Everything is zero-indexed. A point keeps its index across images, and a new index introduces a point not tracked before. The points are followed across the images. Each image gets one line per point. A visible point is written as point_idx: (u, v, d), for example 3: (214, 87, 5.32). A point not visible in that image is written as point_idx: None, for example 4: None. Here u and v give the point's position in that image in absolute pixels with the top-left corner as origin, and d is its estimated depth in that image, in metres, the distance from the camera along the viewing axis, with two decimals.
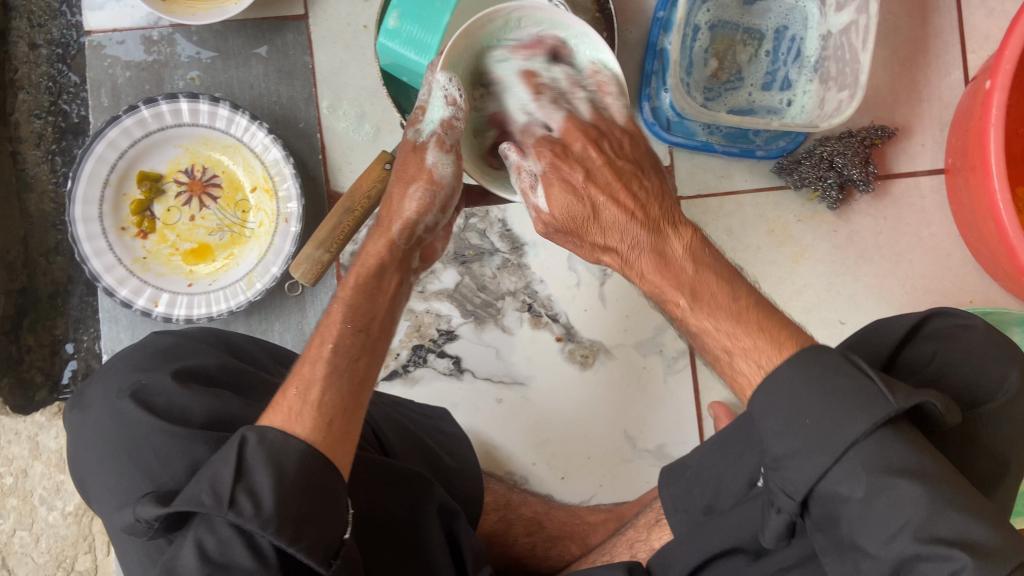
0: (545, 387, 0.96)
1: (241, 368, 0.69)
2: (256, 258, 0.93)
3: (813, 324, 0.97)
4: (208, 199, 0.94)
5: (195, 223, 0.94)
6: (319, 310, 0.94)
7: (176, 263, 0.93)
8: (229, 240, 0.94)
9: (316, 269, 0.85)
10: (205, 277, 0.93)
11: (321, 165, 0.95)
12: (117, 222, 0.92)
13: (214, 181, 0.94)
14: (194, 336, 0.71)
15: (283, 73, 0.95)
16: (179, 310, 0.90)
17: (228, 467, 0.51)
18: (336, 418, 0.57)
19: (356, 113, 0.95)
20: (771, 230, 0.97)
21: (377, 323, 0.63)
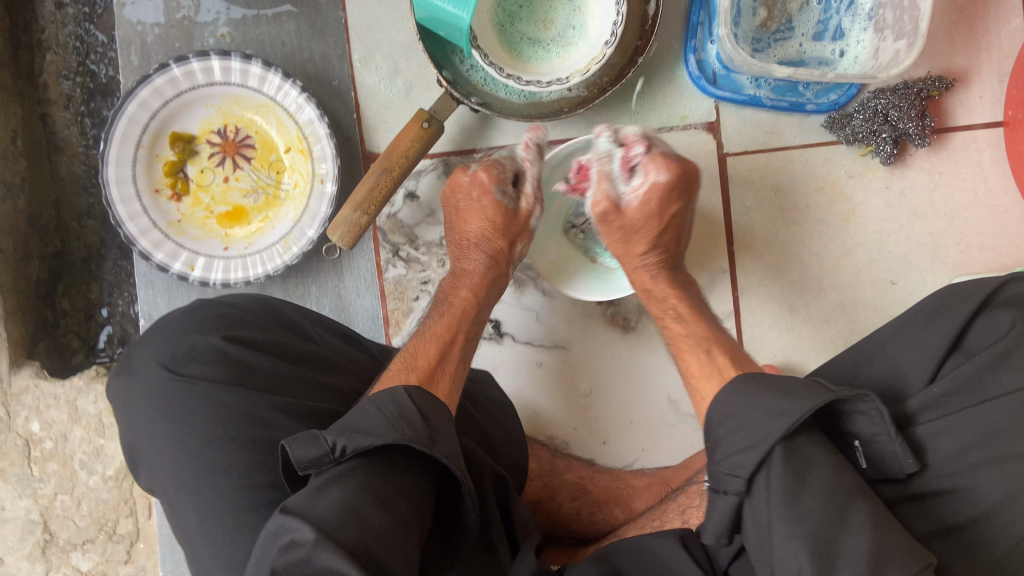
0: (587, 350, 0.94)
1: (284, 334, 0.67)
2: (292, 221, 0.91)
3: (863, 285, 0.94)
4: (242, 160, 0.91)
5: (229, 184, 0.92)
6: (357, 274, 0.93)
7: (211, 226, 0.91)
8: (264, 202, 0.92)
9: (352, 233, 0.83)
10: (241, 241, 0.91)
11: (355, 124, 0.93)
12: (151, 185, 0.90)
13: (248, 141, 0.92)
14: (236, 302, 0.70)
15: (314, 29, 0.92)
16: (216, 275, 0.89)
17: (386, 416, 0.57)
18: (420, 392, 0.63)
19: (389, 68, 0.92)
20: (821, 187, 0.94)
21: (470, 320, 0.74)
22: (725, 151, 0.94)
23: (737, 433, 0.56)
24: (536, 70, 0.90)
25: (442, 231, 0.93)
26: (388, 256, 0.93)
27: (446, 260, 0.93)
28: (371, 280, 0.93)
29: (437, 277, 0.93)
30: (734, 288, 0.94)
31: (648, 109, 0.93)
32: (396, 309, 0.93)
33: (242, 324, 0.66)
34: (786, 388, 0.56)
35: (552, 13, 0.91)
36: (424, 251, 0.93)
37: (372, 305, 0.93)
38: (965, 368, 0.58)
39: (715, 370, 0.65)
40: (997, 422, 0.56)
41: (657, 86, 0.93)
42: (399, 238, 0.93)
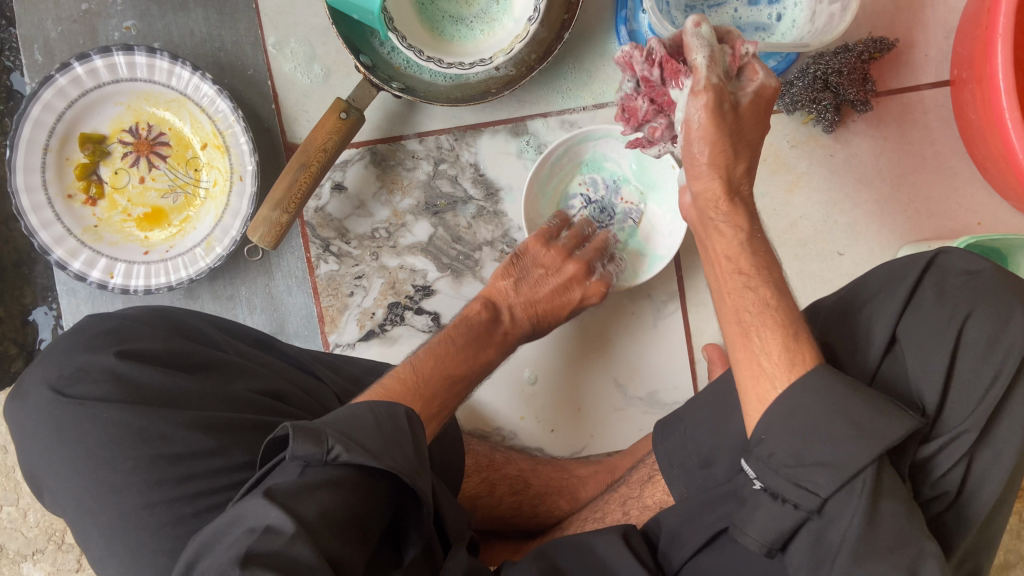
0: (529, 338, 0.91)
1: (192, 352, 0.64)
2: (213, 220, 0.87)
3: (809, 257, 0.91)
4: (157, 159, 0.88)
5: (146, 185, 0.88)
6: (287, 271, 0.90)
7: (130, 230, 0.88)
8: (183, 202, 0.88)
9: (274, 233, 0.80)
10: (162, 243, 0.88)
11: (275, 115, 0.89)
12: (64, 190, 0.86)
13: (162, 139, 0.88)
14: (139, 319, 0.67)
15: (224, 16, 0.87)
16: (136, 281, 0.86)
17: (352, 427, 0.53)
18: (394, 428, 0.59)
19: (306, 53, 0.88)
20: (763, 158, 0.90)
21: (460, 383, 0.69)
22: None
23: (803, 444, 0.55)
24: (460, 50, 0.85)
25: (373, 222, 0.90)
26: (318, 252, 0.89)
27: (379, 253, 0.90)
28: (302, 277, 0.90)
29: (371, 271, 0.90)
30: (678, 267, 0.91)
31: (581, 85, 0.90)
32: (331, 305, 0.90)
33: (142, 344, 0.63)
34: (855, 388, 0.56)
35: None
36: (356, 244, 0.90)
37: (305, 303, 0.90)
38: (909, 363, 0.60)
39: (794, 360, 0.58)
40: (957, 414, 0.58)
41: (589, 59, 0.89)
42: (328, 233, 0.89)
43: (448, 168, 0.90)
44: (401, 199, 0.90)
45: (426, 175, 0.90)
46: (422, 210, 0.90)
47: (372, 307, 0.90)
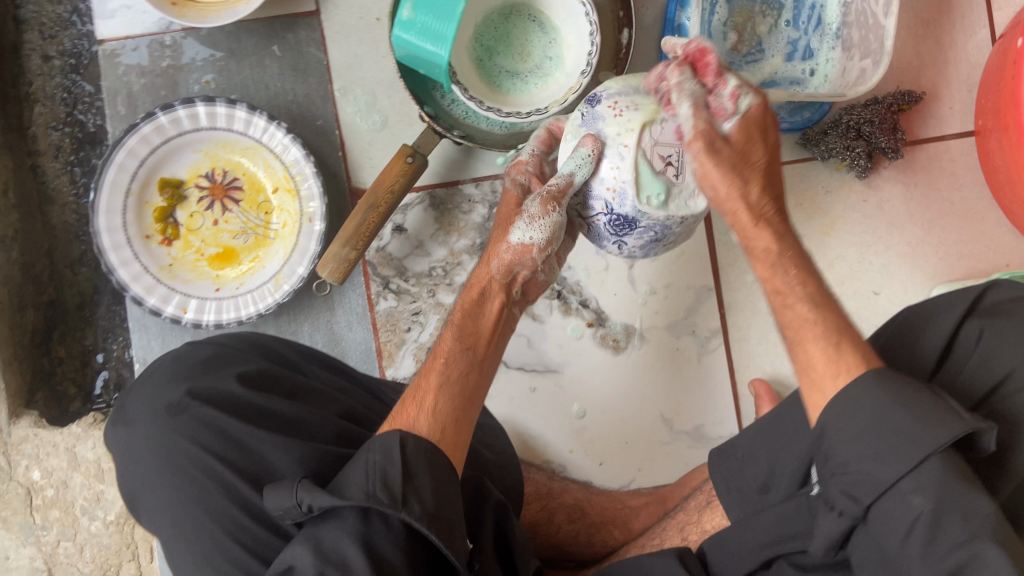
0: (580, 372, 0.95)
1: (278, 372, 0.67)
2: (282, 260, 0.92)
3: (847, 297, 0.95)
4: (230, 202, 0.93)
5: (219, 226, 0.93)
6: (348, 308, 0.94)
7: (203, 269, 0.93)
8: (253, 242, 0.93)
9: (342, 268, 0.84)
10: (233, 280, 0.93)
11: (341, 161, 0.94)
12: (142, 229, 0.92)
13: (235, 184, 0.93)
14: (226, 345, 0.70)
15: (297, 71, 0.94)
16: (208, 316, 0.90)
17: (396, 466, 0.53)
18: (450, 425, 0.59)
19: (367, 100, 0.94)
20: (800, 204, 0.95)
21: (483, 344, 0.66)
22: None
23: (865, 445, 0.51)
24: (516, 102, 0.91)
25: (430, 261, 0.94)
26: (378, 289, 0.94)
27: (436, 290, 0.94)
28: (363, 313, 0.94)
29: (427, 308, 0.94)
30: (720, 305, 0.95)
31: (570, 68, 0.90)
32: (389, 340, 0.94)
33: (237, 365, 0.66)
34: (906, 398, 0.51)
35: (527, 46, 0.93)
36: (414, 282, 0.94)
37: (365, 338, 0.94)
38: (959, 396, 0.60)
39: (841, 366, 0.55)
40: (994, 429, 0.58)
41: None
42: (389, 271, 0.94)
43: None
44: (458, 240, 0.95)
45: (481, 218, 0.95)
46: (477, 250, 0.94)
47: (428, 342, 0.94)
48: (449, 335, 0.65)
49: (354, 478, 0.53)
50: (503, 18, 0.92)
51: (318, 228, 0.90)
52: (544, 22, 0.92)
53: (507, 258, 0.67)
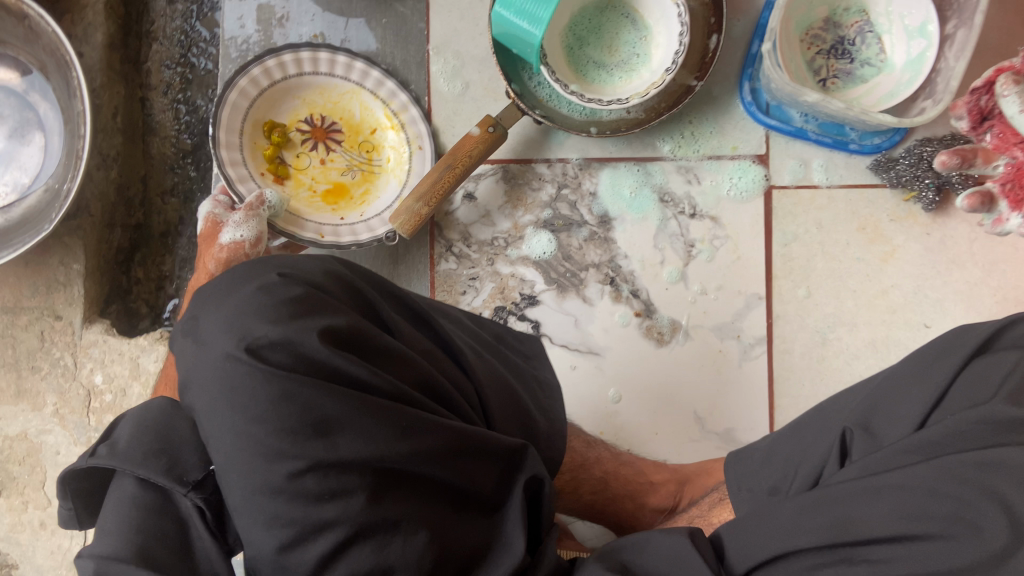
0: (620, 359, 0.97)
1: (371, 295, 0.59)
2: (397, 188, 0.98)
3: (896, 325, 0.96)
4: (333, 144, 0.99)
5: (326, 165, 0.99)
6: (411, 264, 0.99)
7: (319, 204, 0.98)
8: (362, 177, 0.99)
9: (413, 221, 0.88)
10: (352, 212, 0.98)
11: (426, 126, 1.00)
12: (258, 169, 0.96)
13: (335, 127, 1.00)
14: (323, 261, 0.61)
15: (399, 37, 1.00)
16: (346, 237, 0.94)
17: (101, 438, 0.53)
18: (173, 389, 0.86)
19: (456, 68, 0.99)
20: (862, 227, 0.97)
21: None
22: (772, 183, 0.97)
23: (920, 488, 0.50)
24: (600, 91, 0.95)
25: (495, 231, 0.99)
26: (442, 250, 0.99)
27: (495, 259, 0.99)
28: (423, 271, 0.99)
29: (485, 274, 0.98)
30: (769, 314, 0.97)
31: (644, 61, 0.96)
32: (444, 300, 0.99)
33: (305, 267, 0.58)
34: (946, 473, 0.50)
35: (617, 40, 0.96)
36: (476, 249, 0.99)
37: (421, 294, 0.99)
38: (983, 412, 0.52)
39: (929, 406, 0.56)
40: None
41: (712, 117, 0.97)
42: (454, 235, 0.99)
43: (569, 194, 0.98)
44: (523, 215, 0.98)
45: (549, 197, 0.98)
46: (542, 226, 0.98)
47: (480, 308, 0.98)
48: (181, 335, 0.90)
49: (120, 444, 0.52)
50: (598, 12, 0.96)
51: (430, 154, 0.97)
52: (637, 19, 0.96)
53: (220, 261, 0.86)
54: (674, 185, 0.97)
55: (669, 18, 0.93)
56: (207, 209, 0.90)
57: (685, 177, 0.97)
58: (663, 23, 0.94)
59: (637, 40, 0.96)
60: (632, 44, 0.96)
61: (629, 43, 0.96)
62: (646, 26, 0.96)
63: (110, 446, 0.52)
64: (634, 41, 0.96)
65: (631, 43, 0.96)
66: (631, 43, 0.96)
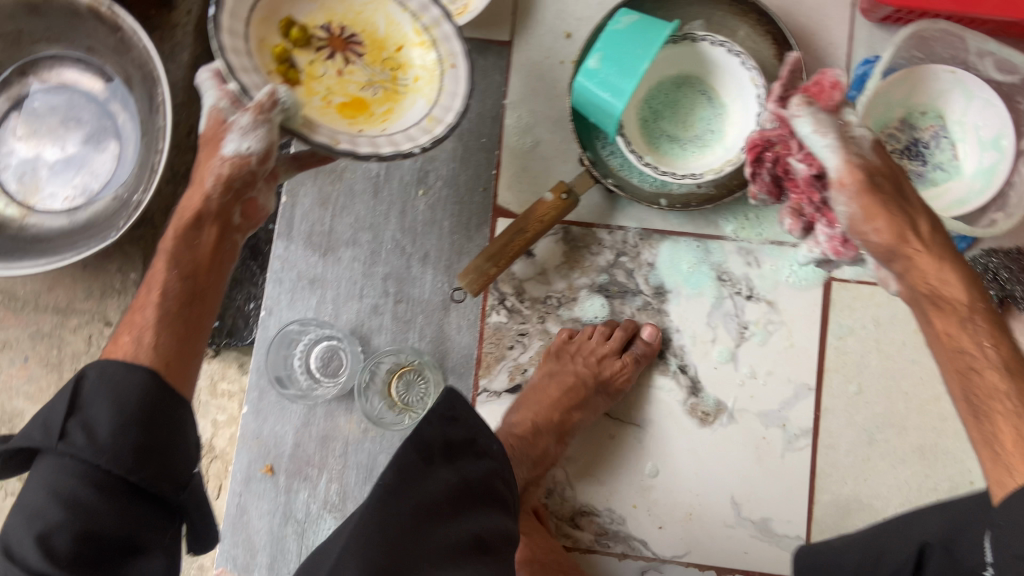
0: (662, 433, 0.96)
1: (417, 480, 0.69)
2: (425, 107, 0.82)
3: (947, 434, 0.94)
4: (353, 56, 0.84)
5: (344, 77, 0.84)
6: (462, 312, 0.99)
7: (332, 114, 0.81)
8: (385, 96, 0.84)
9: (481, 281, 0.91)
10: (372, 128, 0.81)
11: (493, 180, 1.01)
12: (265, 67, 0.79)
13: (357, 39, 0.84)
14: (362, 523, 0.65)
15: (477, 90, 1.02)
16: (363, 148, 0.77)
17: (63, 404, 0.65)
18: (172, 357, 0.70)
19: (529, 124, 1.00)
20: (920, 330, 0.95)
21: (204, 271, 0.75)
22: (832, 276, 0.96)
23: None
24: (671, 164, 0.95)
25: (549, 290, 0.99)
26: (494, 302, 0.99)
27: (546, 318, 0.99)
28: (473, 321, 0.99)
29: (534, 332, 0.99)
30: (817, 406, 0.95)
31: (716, 140, 0.96)
32: (490, 352, 0.99)
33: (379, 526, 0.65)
34: None
35: (692, 117, 0.98)
36: (528, 305, 0.99)
37: (469, 344, 0.99)
38: None
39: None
40: None
41: None
42: (507, 289, 0.99)
43: (627, 261, 0.98)
44: (579, 277, 0.99)
45: (606, 262, 0.98)
46: (596, 290, 0.99)
47: (526, 363, 0.99)
48: (164, 272, 0.73)
49: (102, 417, 0.63)
50: (675, 87, 0.98)
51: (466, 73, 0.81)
52: (714, 97, 0.97)
53: (219, 176, 0.73)
54: (733, 265, 0.97)
55: (747, 99, 0.94)
56: (211, 100, 0.75)
57: (745, 259, 0.97)
58: (739, 104, 0.95)
59: (711, 117, 0.97)
60: (705, 120, 0.97)
61: (703, 119, 0.97)
62: (723, 104, 0.97)
63: (81, 432, 0.63)
64: (708, 118, 0.97)
65: (705, 120, 0.97)
66: (705, 119, 0.97)
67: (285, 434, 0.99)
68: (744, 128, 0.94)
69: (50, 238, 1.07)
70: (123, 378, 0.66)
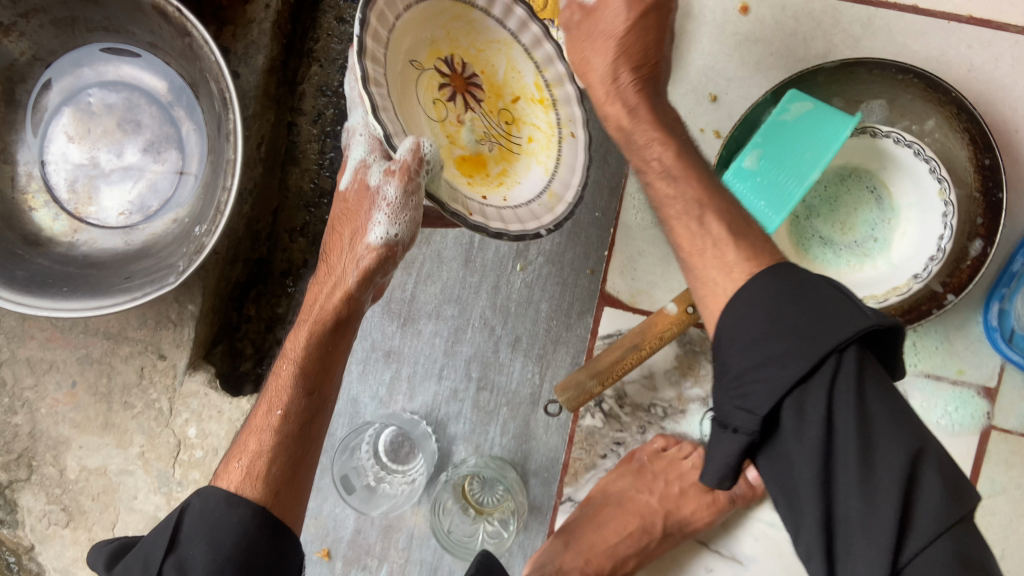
0: None
1: None
2: (542, 176, 0.67)
3: None
4: (471, 101, 0.67)
5: (459, 126, 0.66)
6: (552, 409, 0.87)
7: (452, 172, 0.63)
8: (499, 153, 0.67)
9: (582, 399, 0.78)
10: (493, 194, 0.64)
11: (604, 261, 0.86)
12: (400, 98, 0.60)
13: (475, 81, 0.67)
14: None
15: (596, 154, 0.86)
16: (496, 223, 0.61)
17: (162, 541, 0.58)
18: (281, 486, 0.62)
19: (652, 196, 0.85)
20: None
21: (327, 378, 0.67)
22: (992, 423, 0.82)
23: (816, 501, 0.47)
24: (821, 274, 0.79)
25: (655, 397, 0.86)
26: (589, 403, 0.86)
27: (648, 428, 0.86)
28: (564, 421, 0.87)
29: (632, 441, 0.87)
30: None
31: (882, 250, 0.80)
32: (580, 458, 0.87)
33: None
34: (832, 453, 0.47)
35: (854, 218, 0.81)
36: (628, 411, 0.86)
37: (556, 446, 0.87)
38: None
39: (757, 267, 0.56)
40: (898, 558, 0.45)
41: (941, 329, 0.82)
42: (608, 389, 0.86)
43: None
44: (692, 386, 0.85)
45: None
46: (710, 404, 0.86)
47: None
48: (289, 370, 0.66)
49: (199, 558, 0.56)
50: (839, 180, 0.81)
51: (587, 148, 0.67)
52: (885, 197, 0.80)
53: (362, 271, 0.65)
54: None
55: (931, 212, 0.77)
56: (359, 154, 0.66)
57: None
58: (917, 214, 0.79)
59: (877, 223, 0.80)
60: (866, 225, 0.81)
61: (865, 221, 0.81)
62: (893, 209, 0.80)
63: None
64: (871, 222, 0.80)
65: (868, 223, 0.81)
66: (862, 221, 0.81)
67: (345, 517, 0.89)
68: (920, 245, 0.78)
69: (104, 263, 0.93)
70: (226, 517, 0.58)
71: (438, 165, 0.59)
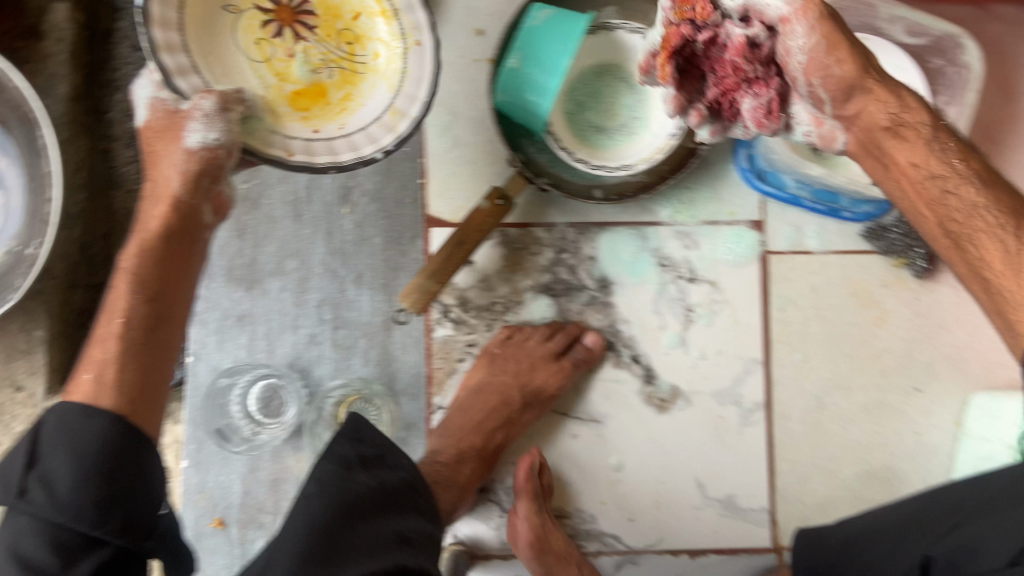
0: (621, 426, 0.96)
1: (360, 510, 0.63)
2: (388, 91, 0.79)
3: (888, 389, 0.97)
4: (302, 30, 0.80)
5: (294, 58, 0.80)
6: (406, 330, 0.95)
7: (286, 104, 0.78)
8: (340, 77, 0.81)
9: (425, 299, 0.86)
10: (330, 123, 0.79)
11: (420, 189, 0.96)
12: (191, 35, 0.74)
13: (306, 9, 0.80)
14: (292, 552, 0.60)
15: None
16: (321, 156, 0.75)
17: (24, 454, 0.62)
18: (135, 389, 0.66)
19: (448, 123, 0.96)
20: (856, 293, 0.97)
21: (168, 289, 0.72)
22: (768, 249, 0.98)
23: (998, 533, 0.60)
24: (601, 156, 0.94)
25: (493, 297, 0.96)
26: (437, 316, 0.95)
27: (493, 325, 0.96)
28: (418, 338, 0.95)
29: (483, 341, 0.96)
30: (767, 379, 0.97)
31: (644, 125, 0.95)
32: (440, 368, 0.96)
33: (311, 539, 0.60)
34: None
35: (616, 105, 0.96)
36: (473, 314, 0.96)
37: (416, 362, 0.95)
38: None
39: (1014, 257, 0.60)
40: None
41: (708, 182, 0.98)
42: (450, 299, 0.95)
43: (569, 258, 0.97)
44: (522, 279, 0.97)
45: (548, 261, 0.96)
46: (541, 290, 0.97)
47: None
48: (128, 284, 0.70)
49: (60, 467, 0.60)
50: (595, 76, 0.96)
51: (433, 50, 0.76)
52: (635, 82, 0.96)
53: (184, 173, 0.71)
54: (671, 249, 0.98)
55: None
56: (149, 95, 0.73)
57: (682, 242, 0.98)
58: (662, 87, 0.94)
59: (633, 104, 0.96)
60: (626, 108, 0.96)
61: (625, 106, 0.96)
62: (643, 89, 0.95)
63: (42, 485, 0.60)
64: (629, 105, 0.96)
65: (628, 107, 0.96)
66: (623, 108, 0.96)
67: (231, 483, 0.93)
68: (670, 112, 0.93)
69: None
70: (82, 425, 0.62)
71: (256, 110, 0.75)
